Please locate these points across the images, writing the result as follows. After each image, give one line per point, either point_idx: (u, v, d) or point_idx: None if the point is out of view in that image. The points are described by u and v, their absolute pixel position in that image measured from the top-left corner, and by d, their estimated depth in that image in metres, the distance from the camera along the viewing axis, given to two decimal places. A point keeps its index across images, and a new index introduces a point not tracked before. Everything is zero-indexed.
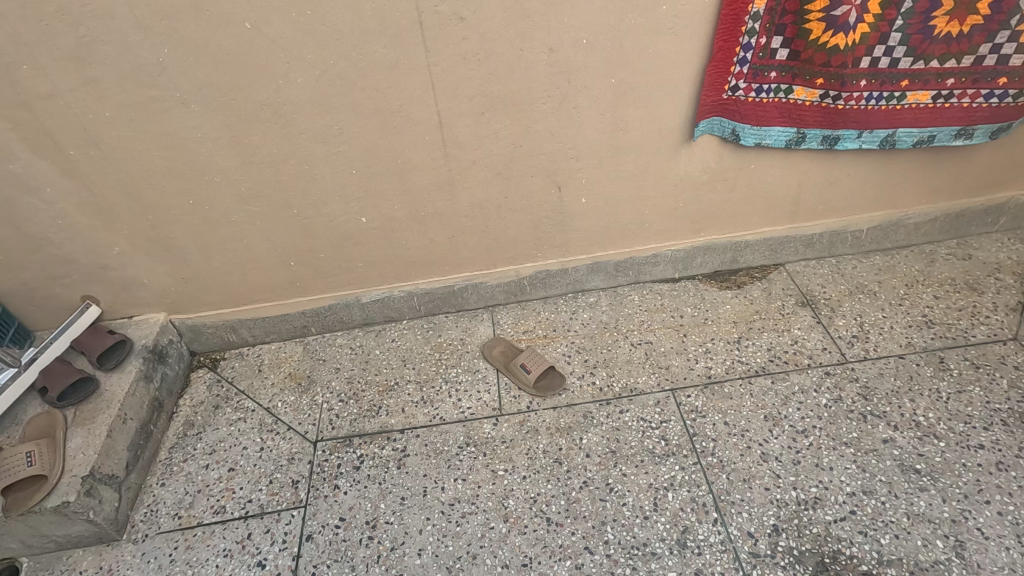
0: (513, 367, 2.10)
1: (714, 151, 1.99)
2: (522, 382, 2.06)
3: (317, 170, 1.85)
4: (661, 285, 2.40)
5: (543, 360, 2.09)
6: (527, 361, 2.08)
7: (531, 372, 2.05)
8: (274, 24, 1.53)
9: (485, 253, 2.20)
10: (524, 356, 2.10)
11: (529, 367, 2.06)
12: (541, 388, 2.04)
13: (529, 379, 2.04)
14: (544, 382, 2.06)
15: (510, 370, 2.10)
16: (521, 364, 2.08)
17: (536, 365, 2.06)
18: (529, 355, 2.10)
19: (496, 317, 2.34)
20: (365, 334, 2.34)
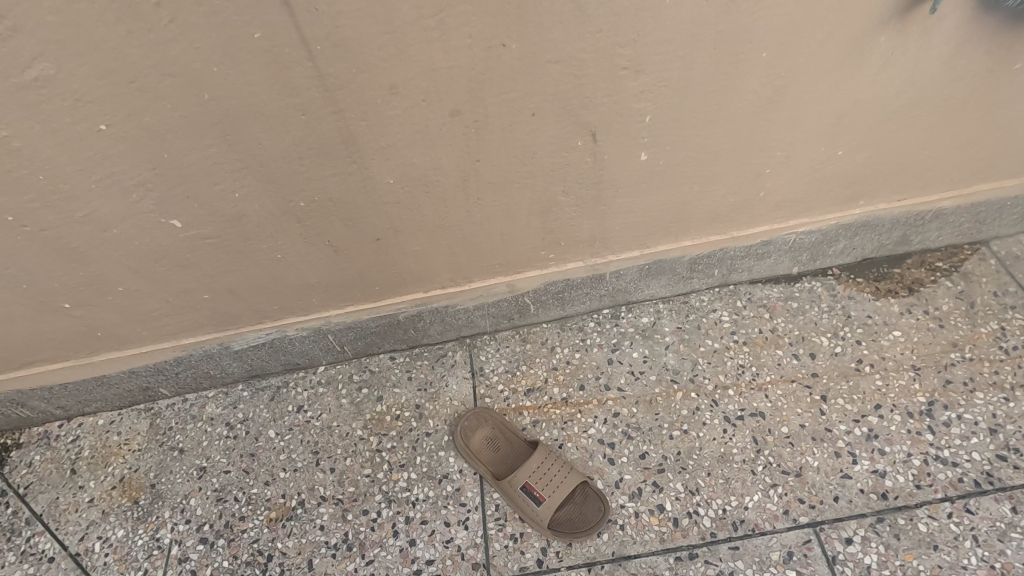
0: (506, 483, 1.13)
1: (943, 35, 0.88)
2: (525, 511, 1.11)
3: (11, 134, 0.76)
4: (766, 290, 1.36)
5: (563, 476, 1.12)
6: (532, 479, 1.13)
7: (546, 499, 1.10)
8: None
9: (446, 261, 1.15)
10: (524, 466, 1.14)
11: (539, 488, 1.11)
12: (561, 525, 1.09)
13: (539, 514, 1.09)
14: (570, 514, 1.10)
15: (499, 485, 1.14)
16: (523, 485, 1.12)
17: (550, 488, 1.11)
18: (535, 464, 1.14)
19: (478, 360, 1.35)
20: (253, 398, 1.37)
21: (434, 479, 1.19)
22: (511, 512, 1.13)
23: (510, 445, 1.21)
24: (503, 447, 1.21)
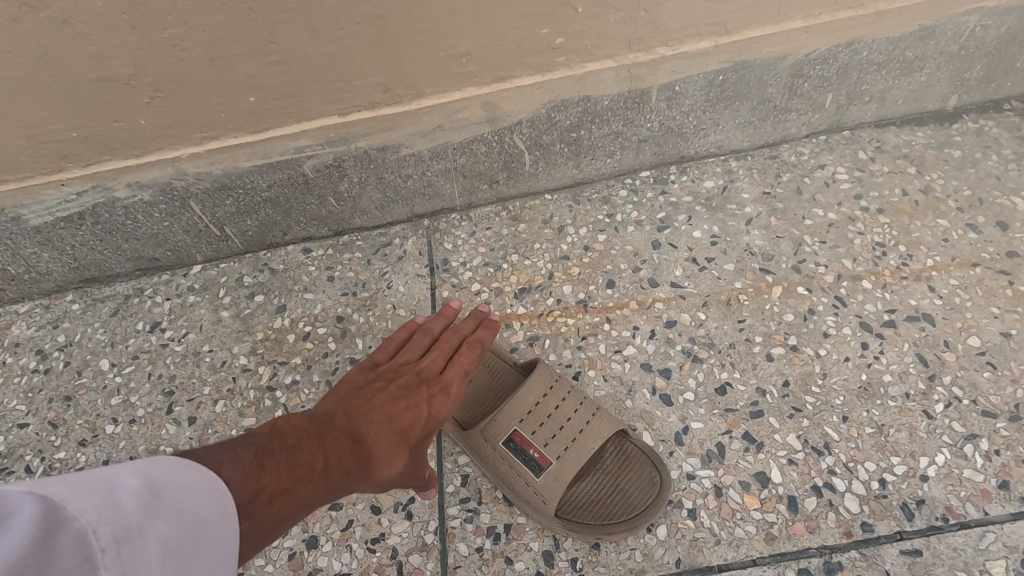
0: (478, 436, 0.63)
1: None
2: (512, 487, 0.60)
3: None
4: (906, 135, 0.84)
5: (582, 422, 0.61)
6: (524, 428, 0.62)
7: (553, 464, 0.60)
8: None
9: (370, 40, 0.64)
10: (511, 404, 0.63)
11: (539, 443, 0.61)
12: (579, 511, 0.58)
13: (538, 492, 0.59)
14: (596, 490, 0.59)
15: (467, 440, 0.64)
16: (509, 437, 0.62)
17: (559, 443, 0.61)
18: (530, 400, 0.63)
19: (441, 250, 0.84)
20: (85, 313, 0.86)
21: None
22: (490, 489, 0.63)
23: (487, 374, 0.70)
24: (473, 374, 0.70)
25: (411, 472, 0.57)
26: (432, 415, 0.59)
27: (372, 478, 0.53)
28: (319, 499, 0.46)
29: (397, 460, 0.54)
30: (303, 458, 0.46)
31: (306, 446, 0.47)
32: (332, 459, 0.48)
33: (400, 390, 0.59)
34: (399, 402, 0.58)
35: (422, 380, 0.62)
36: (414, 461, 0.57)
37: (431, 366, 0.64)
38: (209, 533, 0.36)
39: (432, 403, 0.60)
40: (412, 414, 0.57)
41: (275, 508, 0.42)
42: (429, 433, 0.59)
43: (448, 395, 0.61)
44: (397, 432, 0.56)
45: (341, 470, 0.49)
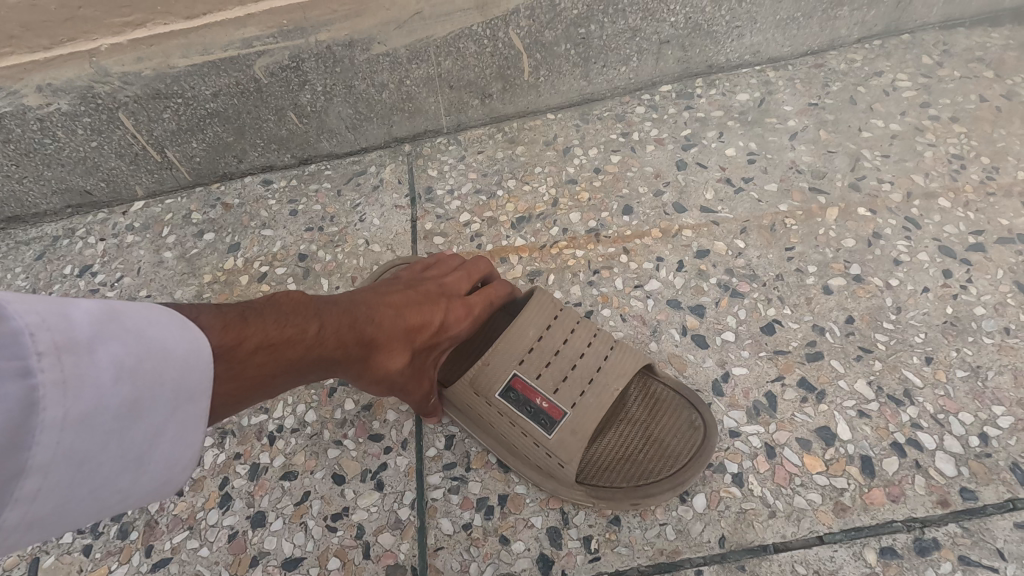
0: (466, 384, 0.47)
1: None
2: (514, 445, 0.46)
3: None
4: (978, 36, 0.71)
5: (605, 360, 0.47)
6: (528, 372, 0.47)
7: (566, 413, 0.45)
8: None
9: None
10: (510, 341, 0.48)
11: (548, 391, 0.46)
12: (604, 470, 0.45)
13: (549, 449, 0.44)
14: (624, 442, 0.46)
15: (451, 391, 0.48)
16: (509, 385, 0.46)
17: (573, 387, 0.46)
18: (535, 337, 0.48)
19: (424, 178, 0.71)
20: (5, 258, 0.73)
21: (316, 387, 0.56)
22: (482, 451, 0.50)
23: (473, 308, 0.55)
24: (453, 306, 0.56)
25: (411, 382, 0.46)
26: (448, 323, 0.46)
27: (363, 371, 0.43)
28: (307, 366, 0.39)
29: (398, 354, 0.43)
30: (297, 318, 0.38)
31: (304, 309, 0.39)
32: (330, 328, 0.39)
33: (418, 290, 0.47)
34: (419, 299, 0.46)
35: (446, 292, 0.48)
36: (418, 369, 0.45)
37: (460, 275, 0.50)
38: (182, 366, 0.31)
39: (451, 311, 0.46)
40: (422, 319, 0.45)
41: (257, 360, 0.35)
42: (441, 344, 0.47)
43: (471, 310, 0.48)
44: (407, 326, 0.44)
45: (337, 342, 0.40)
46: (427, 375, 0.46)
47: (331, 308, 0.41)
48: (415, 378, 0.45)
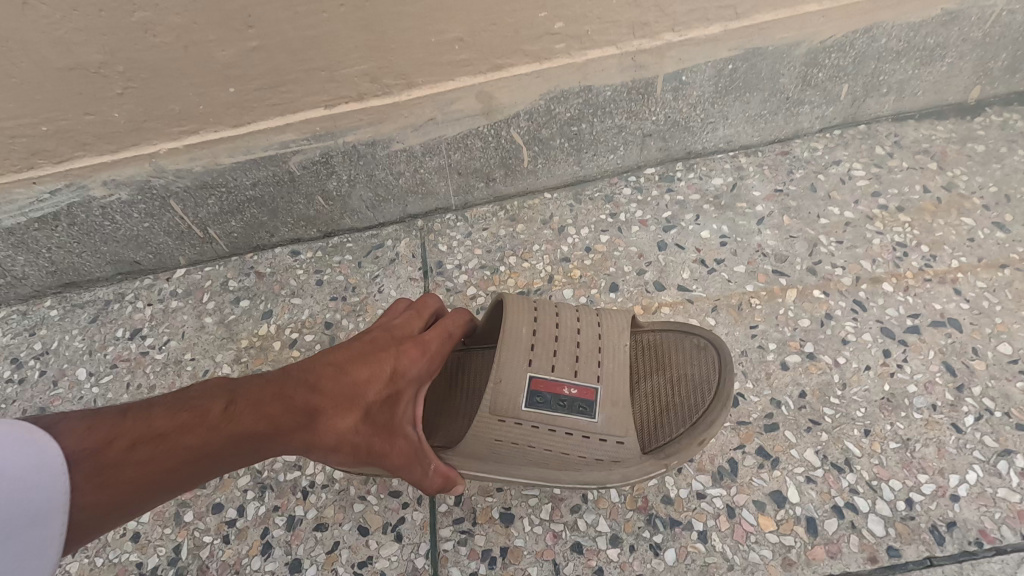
0: (504, 415, 0.52)
1: None
2: (572, 450, 0.52)
3: None
4: (928, 129, 0.80)
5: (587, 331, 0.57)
6: (539, 370, 0.53)
7: (597, 387, 0.53)
8: None
9: (355, 24, 0.60)
10: (514, 349, 0.54)
11: (567, 377, 0.53)
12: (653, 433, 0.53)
13: (603, 427, 0.52)
14: (659, 399, 0.54)
15: (488, 435, 0.52)
16: (534, 386, 0.53)
17: (587, 365, 0.54)
18: (527, 341, 0.55)
19: (437, 252, 0.80)
20: (63, 320, 0.82)
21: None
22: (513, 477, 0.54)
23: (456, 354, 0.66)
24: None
25: (374, 439, 0.50)
26: (397, 372, 0.52)
27: (312, 435, 0.47)
28: (229, 446, 0.43)
29: (343, 413, 0.48)
30: (198, 402, 0.43)
31: (205, 394, 0.44)
32: (249, 407, 0.44)
33: (358, 347, 0.52)
34: (356, 357, 0.51)
35: (391, 338, 0.54)
36: (374, 427, 0.50)
37: (406, 318, 0.57)
38: (24, 484, 0.34)
39: (402, 355, 0.53)
40: (367, 368, 0.51)
41: (140, 452, 0.39)
42: (400, 388, 0.52)
43: (423, 348, 0.54)
44: (343, 389, 0.49)
45: (263, 413, 0.44)
46: (391, 432, 0.51)
47: (254, 386, 0.46)
48: (373, 438, 0.50)
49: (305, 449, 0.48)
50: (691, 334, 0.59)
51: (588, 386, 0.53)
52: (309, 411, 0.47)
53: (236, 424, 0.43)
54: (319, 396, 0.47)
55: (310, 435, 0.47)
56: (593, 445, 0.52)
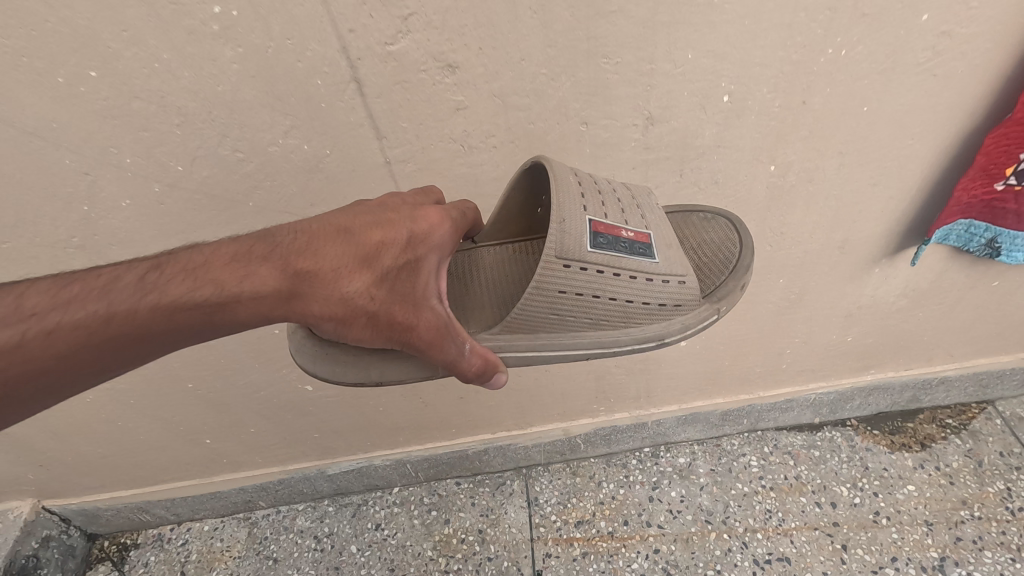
0: (578, 257, 0.65)
1: (938, 269, 1.07)
2: (638, 292, 0.68)
3: None
4: (792, 437, 1.52)
5: (620, 194, 0.74)
6: (597, 218, 0.67)
7: (647, 233, 0.71)
8: (18, 95, 0.65)
9: (515, 409, 1.36)
10: (570, 197, 0.66)
11: (623, 224, 0.69)
12: (700, 282, 0.74)
13: (664, 266, 0.70)
14: (693, 260, 0.77)
15: (559, 283, 0.65)
16: (596, 228, 0.67)
17: (631, 216, 0.71)
18: (579, 197, 0.67)
19: (533, 490, 1.51)
20: (336, 513, 1.56)
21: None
22: (569, 351, 0.69)
23: (471, 264, 0.79)
24: (450, 265, 0.79)
25: (387, 303, 0.60)
26: (411, 238, 0.61)
27: (300, 298, 0.57)
28: (155, 316, 0.53)
29: (346, 276, 0.58)
30: (104, 278, 0.54)
31: (110, 272, 0.55)
32: (262, 263, 0.56)
33: (377, 213, 0.61)
34: (374, 219, 0.60)
35: (396, 206, 0.63)
36: (386, 295, 0.60)
37: (419, 196, 0.68)
38: None
39: (418, 215, 0.63)
40: (380, 232, 0.59)
41: (41, 337, 0.52)
42: (417, 258, 0.61)
43: (436, 218, 0.63)
44: (356, 253, 0.58)
45: (218, 278, 0.54)
46: (416, 307, 0.61)
47: (267, 247, 0.57)
48: (386, 306, 0.60)
49: (320, 307, 0.58)
50: (698, 210, 0.84)
51: (640, 230, 0.70)
52: (314, 275, 0.57)
53: (244, 278, 0.55)
54: (324, 268, 0.57)
55: (315, 293, 0.58)
56: (659, 288, 0.69)
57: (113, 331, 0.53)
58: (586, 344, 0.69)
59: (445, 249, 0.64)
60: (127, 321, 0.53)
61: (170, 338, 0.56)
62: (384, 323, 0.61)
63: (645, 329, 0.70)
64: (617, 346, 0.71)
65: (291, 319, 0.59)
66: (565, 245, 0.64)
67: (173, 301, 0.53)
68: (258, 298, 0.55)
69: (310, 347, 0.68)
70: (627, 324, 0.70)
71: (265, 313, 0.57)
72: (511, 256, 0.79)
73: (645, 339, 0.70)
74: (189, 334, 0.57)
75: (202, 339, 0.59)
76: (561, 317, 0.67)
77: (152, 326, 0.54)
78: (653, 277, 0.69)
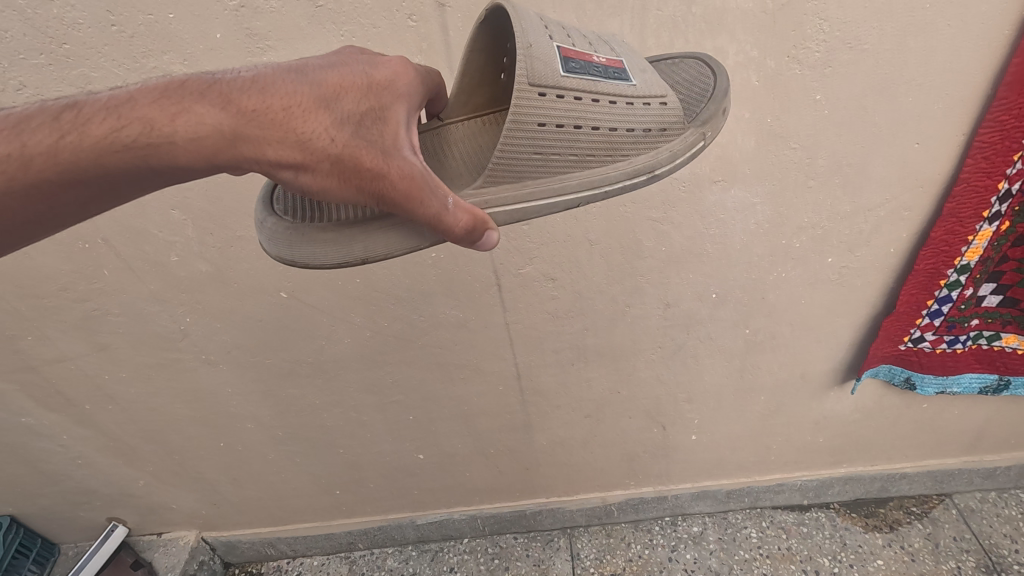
0: (552, 83, 0.69)
1: (877, 392, 1.49)
2: (618, 117, 0.73)
3: (365, 416, 1.49)
4: (784, 515, 1.88)
5: (588, 35, 0.79)
6: (566, 46, 0.72)
7: (619, 60, 0.77)
8: (313, 288, 1.17)
9: (565, 479, 1.79)
10: (534, 30, 0.70)
11: (592, 54, 0.75)
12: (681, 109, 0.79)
13: (640, 89, 0.75)
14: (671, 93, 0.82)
15: (535, 115, 0.69)
16: (567, 56, 0.72)
17: (600, 53, 0.77)
18: (542, 28, 0.72)
19: (575, 547, 1.89)
20: (419, 557, 1.94)
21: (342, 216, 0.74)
22: (558, 196, 0.73)
23: (441, 141, 0.86)
24: (425, 145, 0.85)
25: (344, 150, 0.59)
26: (372, 86, 0.63)
27: (251, 143, 0.57)
28: (100, 151, 0.55)
29: (296, 119, 0.58)
30: (50, 122, 0.57)
31: (58, 115, 0.58)
32: (201, 102, 0.56)
33: (333, 65, 0.63)
34: (331, 69, 0.62)
35: (353, 62, 0.65)
36: (348, 137, 0.59)
37: (380, 58, 0.69)
38: None
39: (374, 70, 0.64)
40: (335, 83, 0.61)
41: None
42: (373, 104, 0.62)
43: (393, 75, 0.65)
44: (312, 94, 0.59)
45: (158, 114, 0.55)
46: (385, 154, 0.60)
47: (210, 89, 0.58)
48: (348, 149, 0.59)
49: (274, 151, 0.58)
50: (665, 58, 0.87)
51: (611, 58, 0.76)
52: (261, 116, 0.57)
53: (181, 115, 0.55)
54: (275, 108, 0.57)
55: (264, 135, 0.57)
56: (641, 110, 0.75)
57: (49, 169, 0.56)
58: (576, 184, 0.73)
59: (406, 99, 0.66)
60: (56, 159, 0.56)
61: (119, 177, 0.58)
62: (350, 170, 0.59)
63: (632, 160, 0.75)
64: (609, 182, 0.75)
65: (244, 165, 0.59)
66: (536, 69, 0.67)
67: (107, 140, 0.55)
68: (198, 136, 0.56)
69: (285, 229, 0.70)
70: (612, 154, 0.75)
71: (209, 157, 0.57)
72: (481, 127, 0.87)
73: (633, 170, 0.75)
74: (132, 176, 0.58)
75: (152, 183, 0.61)
76: (544, 153, 0.71)
77: (93, 158, 0.55)
78: (632, 100, 0.74)
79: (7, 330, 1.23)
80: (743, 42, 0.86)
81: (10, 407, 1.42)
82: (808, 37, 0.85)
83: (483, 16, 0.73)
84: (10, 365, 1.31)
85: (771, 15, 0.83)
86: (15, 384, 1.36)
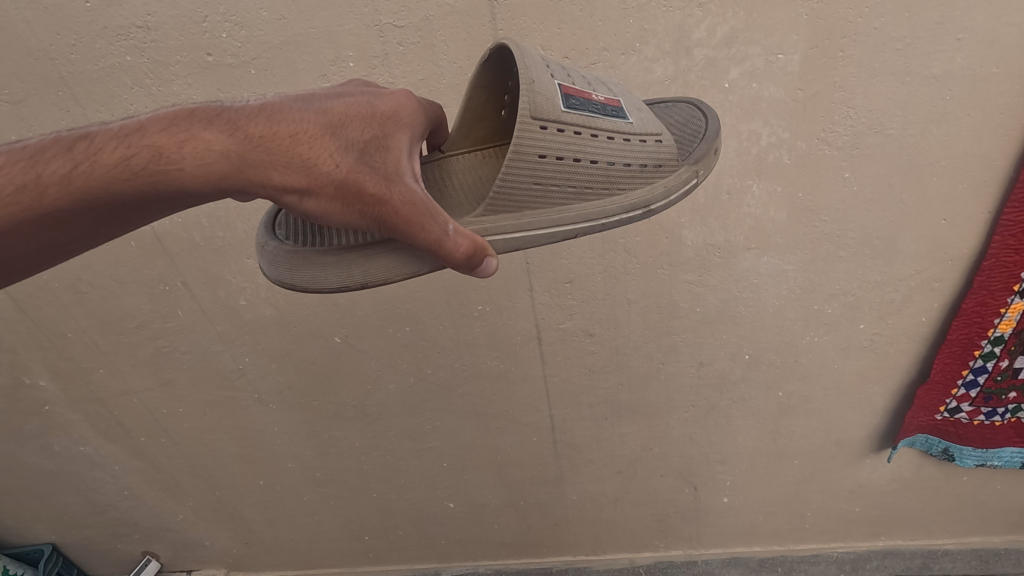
0: (553, 118, 0.74)
1: (914, 463, 1.48)
2: (616, 152, 0.78)
3: (401, 461, 1.54)
4: None
5: (585, 75, 0.85)
6: (565, 83, 0.78)
7: (616, 99, 0.82)
8: (364, 335, 1.25)
9: (594, 538, 1.77)
10: (536, 68, 0.76)
11: (590, 91, 0.80)
12: (676, 148, 0.83)
13: (637, 127, 0.80)
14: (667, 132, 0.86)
15: (536, 147, 0.73)
16: (567, 92, 0.77)
17: (596, 91, 0.82)
18: (544, 68, 0.78)
19: None
20: None
21: (339, 241, 0.76)
22: (555, 227, 0.77)
23: (443, 172, 0.88)
24: (426, 176, 0.88)
25: (349, 175, 0.59)
26: (377, 115, 0.65)
27: (258, 170, 0.57)
28: (110, 177, 0.56)
29: (303, 145, 0.58)
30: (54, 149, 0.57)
31: (63, 143, 0.58)
32: (209, 129, 0.57)
33: (338, 95, 0.65)
34: (337, 98, 0.64)
35: (356, 92, 0.67)
36: (353, 164, 0.60)
37: (382, 89, 0.71)
38: None
39: (377, 100, 0.66)
40: (339, 111, 0.62)
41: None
42: (376, 132, 0.63)
43: (396, 104, 0.68)
44: (319, 121, 0.60)
45: (167, 142, 0.56)
46: (388, 180, 0.61)
47: (218, 117, 0.58)
48: (353, 175, 0.59)
49: (281, 176, 0.58)
50: (662, 101, 0.92)
51: (608, 97, 0.82)
52: (269, 142, 0.57)
53: (189, 143, 0.56)
54: (283, 134, 0.58)
55: (270, 160, 0.57)
56: (638, 147, 0.79)
57: (53, 197, 0.56)
58: (574, 215, 0.77)
59: (408, 128, 0.68)
60: (65, 187, 0.56)
61: (125, 202, 0.58)
62: (355, 195, 0.60)
63: (629, 196, 0.79)
64: (605, 215, 0.79)
65: (249, 191, 0.59)
66: (537, 103, 0.72)
67: (114, 168, 0.56)
68: (207, 163, 0.56)
69: (287, 253, 0.73)
70: (609, 188, 0.79)
71: (214, 182, 0.57)
72: (481, 160, 0.90)
73: (630, 203, 0.79)
74: (139, 202, 0.59)
75: (159, 207, 0.61)
76: (544, 184, 0.75)
77: (100, 185, 0.56)
78: (630, 137, 0.79)
79: (83, 363, 1.34)
80: (776, 126, 0.94)
81: (73, 436, 1.52)
82: (836, 123, 0.93)
83: (489, 54, 0.79)
84: (80, 395, 1.42)
85: (802, 103, 0.92)
86: (82, 413, 1.46)
